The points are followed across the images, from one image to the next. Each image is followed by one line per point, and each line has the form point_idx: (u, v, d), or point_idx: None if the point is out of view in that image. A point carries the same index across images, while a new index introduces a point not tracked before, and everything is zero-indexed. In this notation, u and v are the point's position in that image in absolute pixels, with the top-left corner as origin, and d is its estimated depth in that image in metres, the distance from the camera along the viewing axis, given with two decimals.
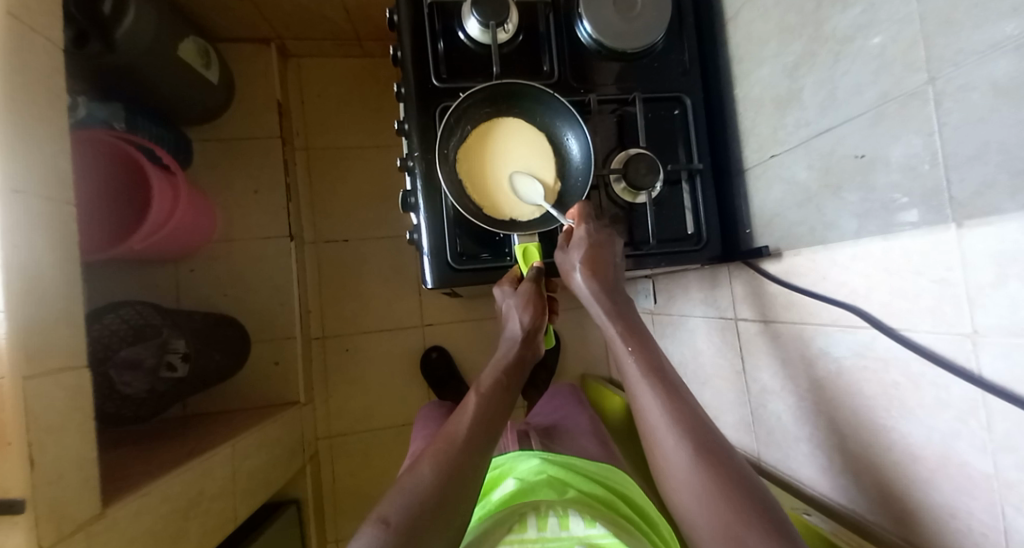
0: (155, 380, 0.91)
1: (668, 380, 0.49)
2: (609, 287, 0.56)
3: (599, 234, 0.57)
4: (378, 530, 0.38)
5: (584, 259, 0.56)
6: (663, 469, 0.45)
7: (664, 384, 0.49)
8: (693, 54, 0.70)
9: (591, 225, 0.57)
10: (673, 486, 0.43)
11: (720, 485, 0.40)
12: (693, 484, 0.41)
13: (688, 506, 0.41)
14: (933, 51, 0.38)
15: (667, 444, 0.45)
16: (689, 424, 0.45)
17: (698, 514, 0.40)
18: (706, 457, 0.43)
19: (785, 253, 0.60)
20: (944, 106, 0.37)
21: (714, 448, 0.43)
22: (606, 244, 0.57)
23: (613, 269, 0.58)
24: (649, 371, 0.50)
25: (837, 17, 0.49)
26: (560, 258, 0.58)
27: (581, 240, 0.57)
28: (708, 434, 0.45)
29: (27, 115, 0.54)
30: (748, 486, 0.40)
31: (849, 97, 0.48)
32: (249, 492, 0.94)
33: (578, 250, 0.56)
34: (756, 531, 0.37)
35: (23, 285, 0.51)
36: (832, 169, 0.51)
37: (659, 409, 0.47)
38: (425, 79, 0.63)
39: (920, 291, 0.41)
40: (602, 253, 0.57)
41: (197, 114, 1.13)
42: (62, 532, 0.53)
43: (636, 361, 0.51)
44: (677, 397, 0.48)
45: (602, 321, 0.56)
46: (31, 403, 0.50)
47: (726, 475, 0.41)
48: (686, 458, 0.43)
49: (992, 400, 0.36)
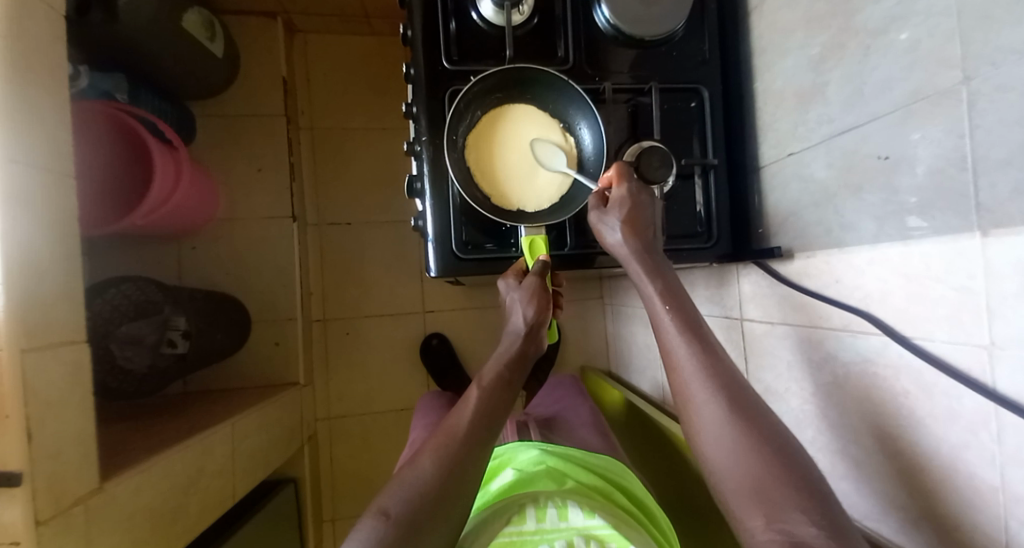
0: (156, 355, 0.91)
1: (705, 335, 0.46)
2: (647, 245, 0.52)
3: (638, 194, 0.54)
4: (377, 522, 0.38)
5: (624, 218, 0.53)
6: (691, 425, 0.42)
7: (700, 339, 0.45)
8: (714, 43, 0.67)
9: (632, 184, 0.54)
10: (702, 442, 0.40)
11: (754, 441, 0.37)
12: (724, 439, 0.38)
13: (717, 461, 0.38)
14: (970, 48, 0.36)
15: (698, 398, 0.42)
16: (724, 378, 0.42)
17: (728, 469, 0.37)
18: (739, 412, 0.39)
19: (798, 254, 0.59)
20: (979, 107, 0.36)
21: (747, 404, 0.40)
22: (645, 205, 0.54)
23: (653, 232, 0.54)
24: (683, 325, 0.47)
25: (869, 9, 0.46)
26: (594, 216, 0.55)
27: (619, 200, 0.53)
28: (744, 391, 0.41)
29: (28, 83, 0.52)
30: (781, 446, 0.37)
31: (877, 94, 0.46)
32: (248, 470, 0.95)
33: (618, 210, 0.53)
34: (786, 490, 0.34)
35: (23, 259, 0.50)
36: (854, 169, 0.50)
37: (690, 362, 0.44)
38: (435, 60, 0.61)
39: (939, 299, 0.40)
40: (642, 213, 0.53)
41: (199, 89, 1.10)
42: (61, 505, 0.53)
43: (671, 315, 0.48)
44: (713, 351, 0.44)
45: (637, 276, 0.52)
46: (30, 377, 0.50)
47: (757, 431, 0.38)
48: (718, 411, 0.40)
49: (1004, 414, 0.35)
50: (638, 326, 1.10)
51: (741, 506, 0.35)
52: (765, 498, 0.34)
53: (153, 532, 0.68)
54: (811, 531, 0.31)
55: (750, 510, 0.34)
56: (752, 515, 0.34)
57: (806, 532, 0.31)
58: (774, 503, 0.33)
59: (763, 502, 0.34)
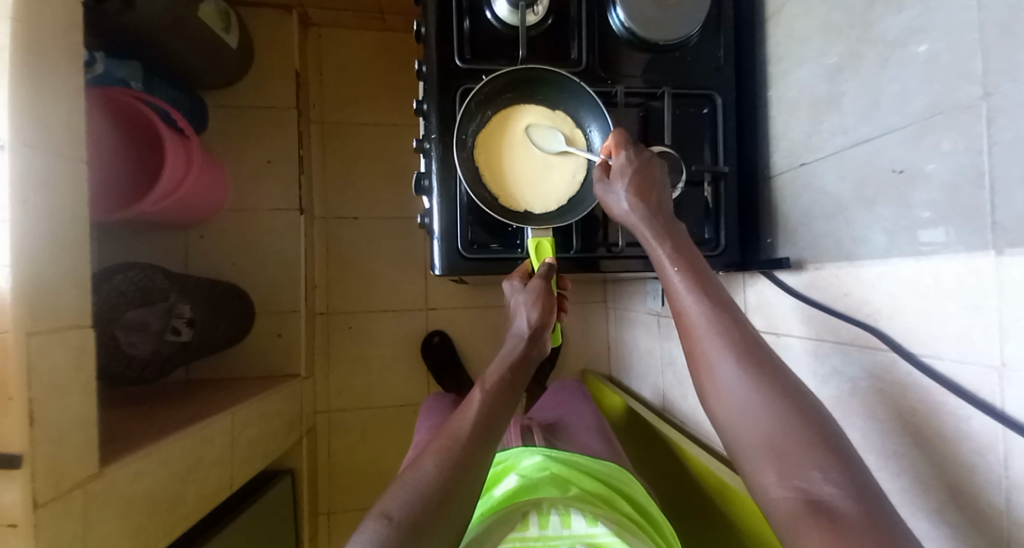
0: (160, 342, 0.92)
1: (716, 288, 0.43)
2: (654, 207, 0.49)
3: (639, 158, 0.52)
4: (380, 525, 0.37)
5: (629, 186, 0.50)
6: (706, 385, 0.40)
7: (713, 300, 0.42)
8: (728, 49, 0.66)
9: (630, 152, 0.52)
10: (718, 402, 0.39)
11: (770, 398, 0.36)
12: (743, 400, 0.37)
13: (744, 436, 0.36)
14: (991, 63, 0.36)
15: (714, 358, 0.39)
16: (737, 333, 0.39)
17: (744, 429, 0.36)
18: (753, 368, 0.37)
19: (807, 266, 0.58)
20: (998, 123, 0.35)
21: (771, 370, 0.37)
22: (648, 170, 0.52)
23: (661, 194, 0.51)
24: (695, 286, 0.43)
25: (888, 20, 0.46)
26: (599, 191, 0.52)
27: (623, 168, 0.51)
28: (764, 355, 0.38)
29: (42, 69, 0.53)
30: (797, 401, 0.35)
31: (894, 106, 0.46)
32: (246, 461, 0.95)
33: (622, 180, 0.51)
34: (806, 448, 0.33)
35: (35, 243, 0.51)
36: (867, 182, 0.49)
37: (701, 317, 0.41)
38: (447, 58, 0.61)
39: (950, 317, 0.40)
40: (648, 179, 0.51)
41: (211, 78, 1.11)
42: (60, 489, 0.53)
43: (679, 270, 0.45)
44: (724, 305, 0.41)
45: (645, 241, 0.49)
46: (34, 359, 0.50)
47: (782, 400, 0.35)
48: (732, 369, 0.38)
49: (1012, 437, 0.35)
50: (640, 331, 1.10)
51: (755, 465, 0.35)
52: (781, 457, 0.33)
53: (150, 519, 0.69)
54: (830, 491, 0.30)
55: (765, 468, 0.34)
56: (767, 472, 0.34)
57: (824, 491, 0.31)
58: (792, 461, 0.33)
59: (781, 463, 0.33)
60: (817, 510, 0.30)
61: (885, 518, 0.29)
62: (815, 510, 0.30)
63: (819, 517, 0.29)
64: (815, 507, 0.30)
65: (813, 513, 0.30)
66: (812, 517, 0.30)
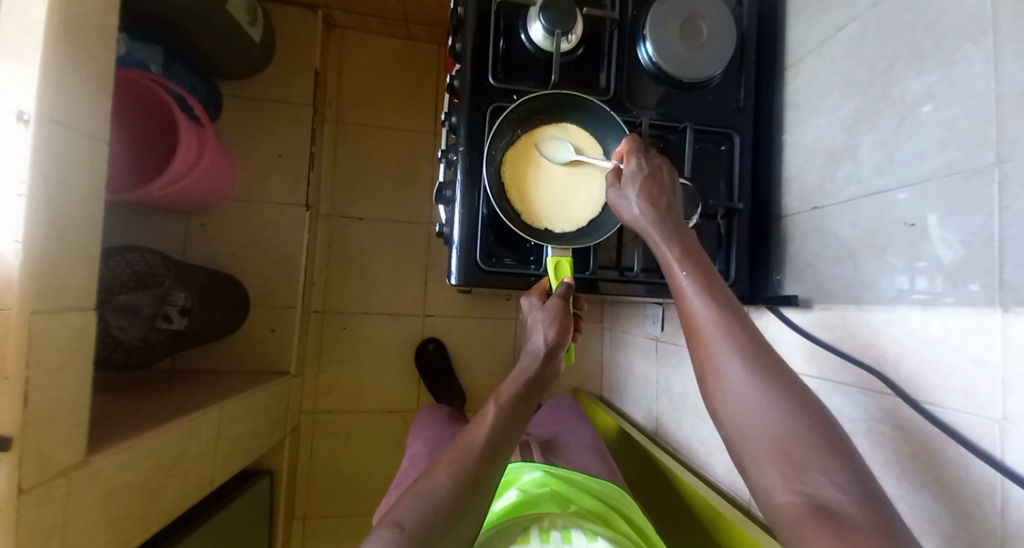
0: (150, 329, 0.88)
1: (724, 290, 0.42)
2: (665, 208, 0.49)
3: (651, 163, 0.52)
4: (392, 533, 0.38)
5: (641, 190, 0.50)
6: (713, 388, 0.39)
7: (721, 301, 0.41)
8: (748, 92, 0.69)
9: (641, 157, 0.52)
10: (723, 404, 0.38)
11: (779, 403, 0.35)
12: (749, 403, 0.36)
13: (750, 440, 0.36)
14: (1006, 134, 0.38)
15: (722, 362, 0.38)
16: (745, 335, 0.39)
17: (749, 434, 0.36)
18: (762, 372, 0.37)
19: (815, 305, 0.59)
20: (1011, 189, 0.37)
21: (779, 374, 0.37)
22: (659, 174, 0.52)
23: (671, 196, 0.51)
24: (704, 287, 0.42)
25: (908, 82, 0.49)
26: (610, 193, 0.52)
27: (634, 171, 0.51)
28: (771, 358, 0.38)
29: (74, 47, 0.53)
30: (803, 405, 0.35)
31: (910, 161, 0.48)
32: (229, 457, 0.93)
33: (633, 183, 0.50)
34: (812, 453, 0.33)
35: (49, 219, 0.50)
36: (879, 232, 0.51)
37: (710, 320, 0.40)
38: (481, 75, 0.62)
39: (955, 369, 0.41)
40: (659, 182, 0.51)
41: (231, 68, 1.11)
42: (45, 475, 0.51)
43: (687, 273, 0.44)
44: (732, 307, 0.41)
45: (654, 242, 0.48)
46: (35, 338, 0.49)
47: (790, 405, 0.35)
48: (740, 373, 0.37)
49: (1011, 488, 0.36)
50: (637, 355, 1.10)
51: (760, 469, 0.34)
52: (788, 463, 0.33)
53: (127, 513, 0.66)
54: (836, 496, 0.31)
55: (768, 470, 0.34)
56: (771, 476, 0.34)
57: (830, 497, 0.31)
58: (797, 464, 0.33)
59: (786, 466, 0.33)
60: (821, 513, 0.30)
61: (890, 523, 0.29)
62: (819, 513, 0.30)
63: (822, 520, 0.30)
64: (820, 511, 0.30)
65: (817, 516, 0.30)
66: (817, 519, 0.30)
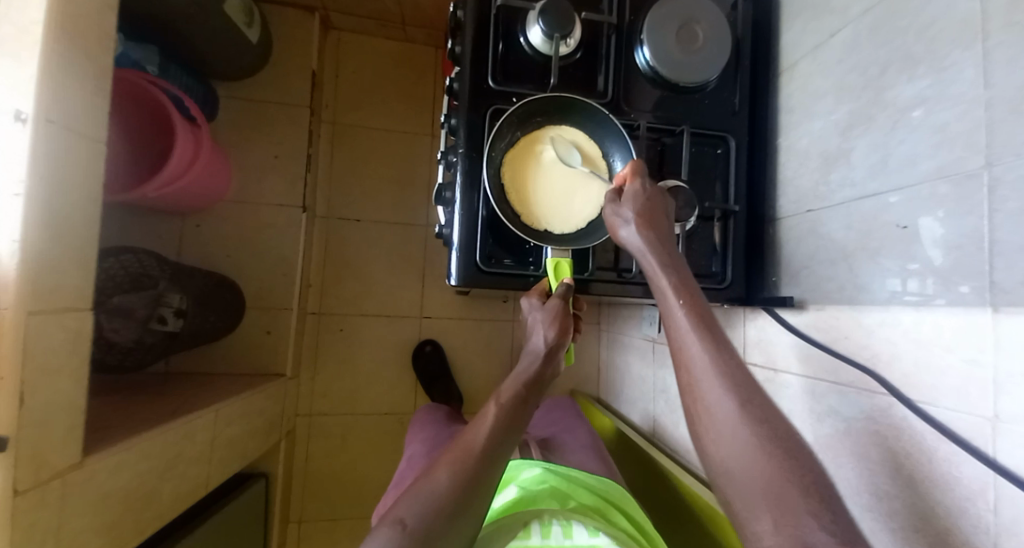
0: (144, 330, 0.87)
1: (716, 326, 0.43)
2: (662, 238, 0.50)
3: (652, 191, 0.53)
4: (394, 531, 0.38)
5: (637, 211, 0.51)
6: (702, 422, 0.39)
7: (714, 336, 0.42)
8: (744, 96, 0.70)
9: (645, 182, 0.53)
10: (712, 441, 0.38)
11: (760, 426, 0.36)
12: (738, 439, 0.36)
13: (737, 478, 0.35)
14: (996, 138, 0.39)
15: (713, 397, 0.39)
16: (737, 371, 0.39)
17: (737, 472, 0.35)
18: (746, 400, 0.38)
19: (809, 306, 0.60)
20: (1000, 193, 0.38)
21: (769, 412, 0.37)
22: (658, 203, 0.53)
23: (667, 227, 0.52)
24: (698, 320, 0.43)
25: (901, 87, 0.50)
26: (607, 207, 0.53)
27: (635, 194, 0.52)
28: (761, 396, 0.38)
29: (73, 47, 0.53)
30: (792, 445, 0.35)
31: (903, 165, 0.49)
32: (224, 460, 0.93)
33: (634, 207, 0.51)
34: (801, 495, 0.32)
35: (46, 219, 0.50)
36: (872, 234, 0.52)
37: (703, 354, 0.41)
38: (480, 78, 0.63)
39: (947, 368, 0.42)
40: (657, 211, 0.52)
41: (228, 69, 1.11)
42: (40, 477, 0.51)
43: (683, 304, 0.44)
44: (723, 343, 0.42)
45: (651, 269, 0.49)
46: (31, 339, 0.49)
47: (780, 445, 0.35)
48: (731, 409, 0.37)
49: (1003, 485, 0.37)
50: (633, 356, 1.11)
51: (749, 509, 0.34)
52: (777, 502, 0.32)
53: (122, 516, 0.66)
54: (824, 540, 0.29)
55: (756, 511, 0.33)
56: (759, 517, 0.33)
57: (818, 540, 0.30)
58: (786, 505, 0.32)
59: (776, 505, 0.32)
60: None
61: None
62: None
63: None
64: None
65: None
66: None
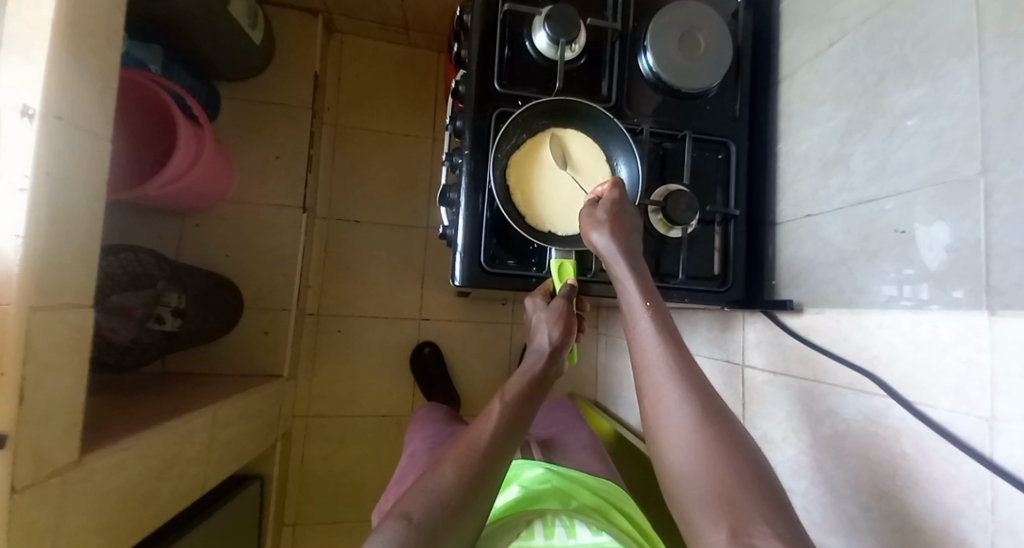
0: (142, 329, 0.86)
1: (677, 337, 0.46)
2: (632, 249, 0.52)
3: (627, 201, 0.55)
4: (400, 525, 0.38)
5: (609, 217, 0.53)
6: (656, 427, 0.41)
7: (675, 346, 0.44)
8: (744, 103, 0.72)
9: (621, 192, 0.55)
10: (665, 446, 0.40)
11: (711, 431, 0.39)
12: (689, 447, 0.38)
13: (687, 483, 0.37)
14: (991, 145, 0.40)
15: (670, 405, 0.41)
16: (693, 381, 0.42)
17: (688, 478, 0.37)
18: (701, 409, 0.40)
19: (807, 309, 0.61)
20: (996, 198, 0.39)
21: (721, 421, 0.40)
22: (630, 213, 0.55)
23: (637, 238, 0.54)
24: (662, 331, 0.46)
25: (898, 94, 0.51)
26: (584, 211, 0.55)
27: (609, 202, 0.54)
28: (715, 405, 0.41)
29: (81, 44, 0.53)
30: (741, 453, 0.38)
31: (900, 171, 0.50)
32: (221, 462, 0.92)
33: (608, 215, 0.53)
34: (750, 502, 0.34)
35: (50, 215, 0.49)
36: (870, 237, 0.53)
37: (664, 363, 0.43)
38: (486, 81, 0.63)
39: (945, 369, 0.43)
40: (630, 222, 0.54)
41: (231, 70, 1.11)
42: (38, 475, 0.50)
43: (648, 315, 0.47)
44: (682, 354, 0.44)
45: (620, 278, 0.51)
46: (33, 336, 0.48)
47: (729, 453, 0.37)
48: (685, 417, 0.40)
49: (1000, 485, 0.38)
50: None
51: (700, 515, 0.35)
52: (731, 508, 0.34)
53: (119, 516, 0.65)
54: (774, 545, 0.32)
55: (704, 514, 0.35)
56: (707, 521, 0.35)
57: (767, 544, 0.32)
58: (739, 511, 0.34)
59: (730, 513, 0.34)
60: None
61: None
62: None
63: None
64: None
65: None
66: None
